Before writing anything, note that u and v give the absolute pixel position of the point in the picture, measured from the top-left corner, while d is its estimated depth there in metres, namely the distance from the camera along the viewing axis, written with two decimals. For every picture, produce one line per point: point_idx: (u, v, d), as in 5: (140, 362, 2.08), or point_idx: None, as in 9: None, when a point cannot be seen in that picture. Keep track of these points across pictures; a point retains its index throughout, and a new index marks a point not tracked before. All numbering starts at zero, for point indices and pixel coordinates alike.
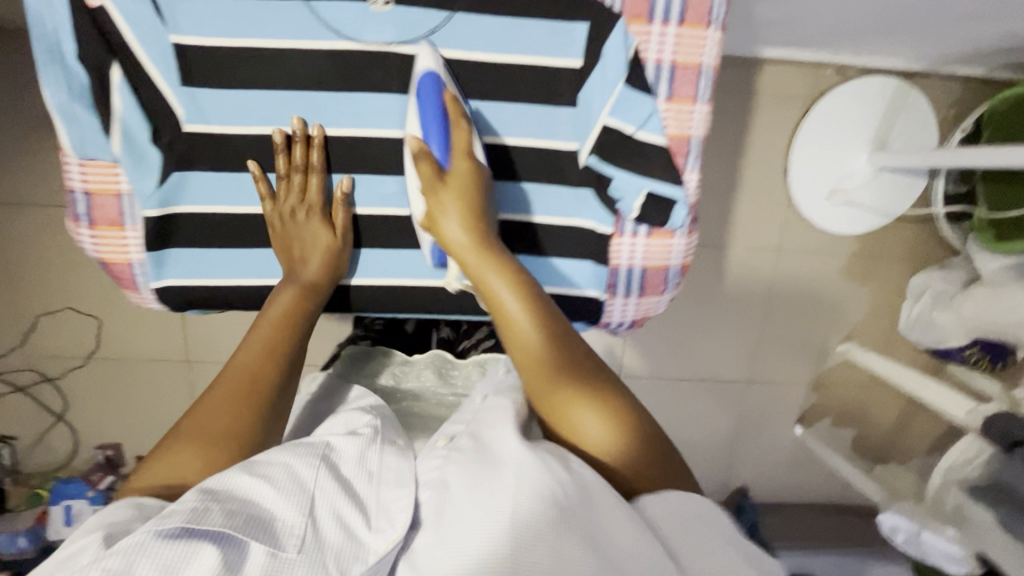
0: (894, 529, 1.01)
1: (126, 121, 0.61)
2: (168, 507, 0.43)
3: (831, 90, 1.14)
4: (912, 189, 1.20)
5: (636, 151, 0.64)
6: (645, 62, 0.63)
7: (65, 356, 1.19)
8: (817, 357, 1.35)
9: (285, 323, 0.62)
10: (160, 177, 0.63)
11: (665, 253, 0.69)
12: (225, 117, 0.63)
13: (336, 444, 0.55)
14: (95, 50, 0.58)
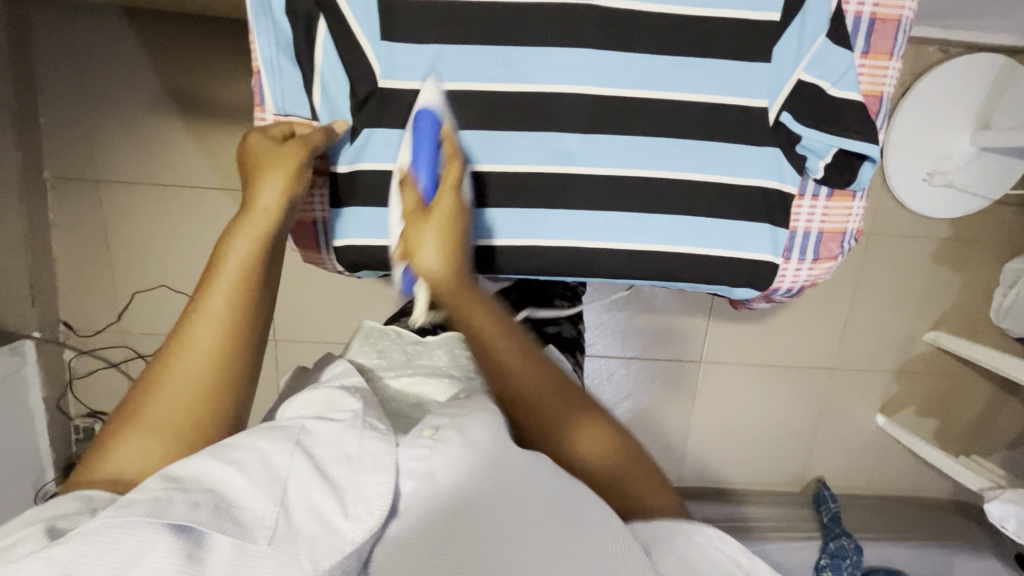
0: (1004, 517, 0.99)
1: (325, 79, 0.57)
2: (129, 496, 0.39)
3: (935, 68, 1.12)
4: (1016, 170, 1.16)
5: (832, 110, 0.57)
6: (845, 14, 0.57)
7: (159, 333, 1.21)
8: (902, 344, 1.33)
9: (246, 282, 0.51)
10: (351, 135, 0.58)
11: (845, 216, 0.63)
12: (414, 70, 0.56)
13: (314, 428, 0.48)
14: (305, 3, 0.55)
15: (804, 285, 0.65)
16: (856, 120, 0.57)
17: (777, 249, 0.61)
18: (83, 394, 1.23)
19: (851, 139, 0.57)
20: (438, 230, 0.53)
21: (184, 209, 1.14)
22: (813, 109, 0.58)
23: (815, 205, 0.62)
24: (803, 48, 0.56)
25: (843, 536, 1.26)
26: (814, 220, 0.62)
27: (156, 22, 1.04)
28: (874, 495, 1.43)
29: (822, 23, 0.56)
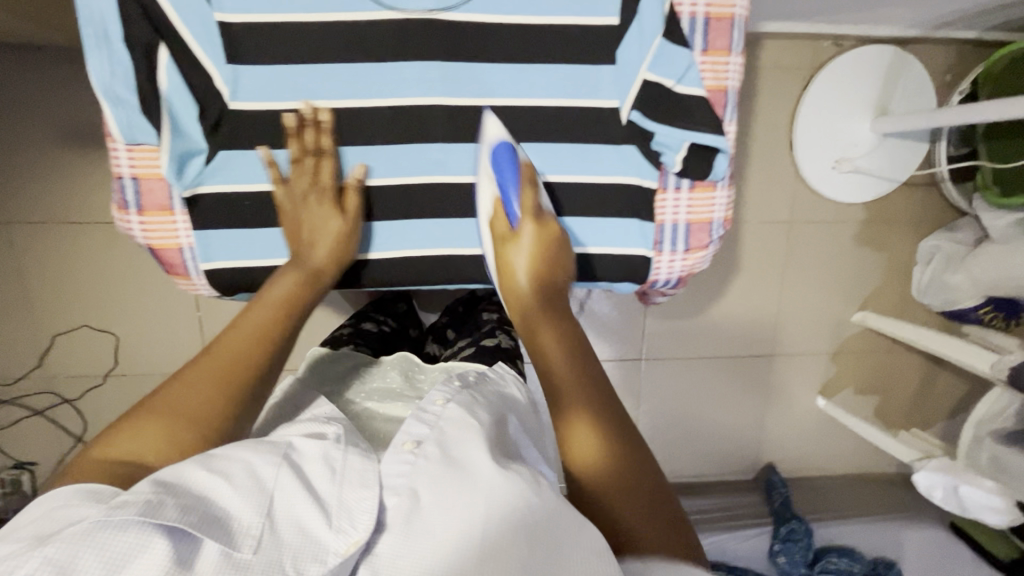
0: (931, 487, 1.02)
1: (173, 102, 0.57)
2: (119, 498, 0.40)
3: (830, 62, 1.17)
4: (916, 152, 1.22)
5: (681, 105, 0.59)
6: (679, 14, 0.59)
7: (85, 375, 1.18)
8: (834, 326, 1.37)
9: (286, 306, 0.59)
10: (206, 158, 0.59)
11: (708, 205, 0.64)
12: (271, 94, 0.58)
13: (299, 444, 0.52)
14: (142, 29, 0.54)
15: (683, 275, 0.67)
16: (702, 113, 0.59)
17: (647, 242, 0.64)
18: (9, 444, 1.18)
19: (702, 130, 0.59)
20: (504, 185, 0.62)
21: (102, 246, 1.11)
22: (660, 105, 0.60)
23: (677, 196, 0.64)
24: (642, 49, 0.58)
25: (793, 520, 1.28)
26: (679, 211, 0.64)
27: (57, 60, 1.02)
28: (823, 476, 1.46)
29: (656, 24, 0.58)
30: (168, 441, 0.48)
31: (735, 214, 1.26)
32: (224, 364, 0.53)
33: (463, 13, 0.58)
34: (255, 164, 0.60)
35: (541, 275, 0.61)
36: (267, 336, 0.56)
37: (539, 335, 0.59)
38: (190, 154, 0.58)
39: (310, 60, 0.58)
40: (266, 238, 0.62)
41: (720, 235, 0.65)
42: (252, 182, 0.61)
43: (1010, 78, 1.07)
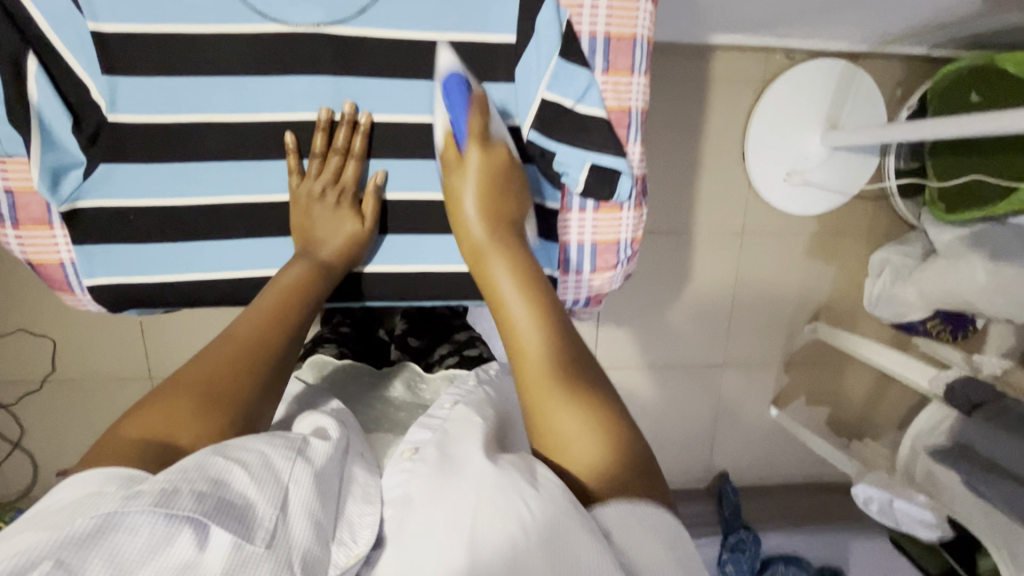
0: (867, 500, 1.02)
1: (44, 114, 0.53)
2: (134, 484, 0.37)
3: (780, 75, 1.18)
4: (865, 167, 1.23)
5: (579, 126, 0.59)
6: (579, 35, 0.58)
7: (21, 379, 1.15)
8: (786, 335, 1.38)
9: (290, 293, 0.57)
10: (85, 171, 0.55)
11: (614, 227, 0.64)
12: (156, 108, 0.55)
13: (315, 443, 0.47)
14: (10, 38, 0.50)
15: (591, 293, 0.67)
16: (602, 135, 0.58)
17: (551, 263, 0.64)
18: None
19: (600, 152, 0.59)
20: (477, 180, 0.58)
21: None
22: (559, 126, 0.59)
23: (580, 217, 0.63)
24: (539, 69, 0.58)
25: (741, 529, 1.29)
26: (584, 233, 0.64)
27: None
28: (776, 484, 1.47)
29: (552, 43, 0.57)
30: (200, 414, 0.45)
31: (688, 224, 1.26)
32: (256, 342, 0.52)
33: (359, 27, 0.57)
34: (140, 177, 0.57)
35: (515, 255, 0.57)
36: (285, 317, 0.55)
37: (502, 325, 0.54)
38: (67, 167, 0.55)
39: (198, 74, 0.55)
40: (151, 254, 0.59)
41: (627, 256, 0.64)
42: (135, 197, 0.57)
43: (954, 95, 1.07)
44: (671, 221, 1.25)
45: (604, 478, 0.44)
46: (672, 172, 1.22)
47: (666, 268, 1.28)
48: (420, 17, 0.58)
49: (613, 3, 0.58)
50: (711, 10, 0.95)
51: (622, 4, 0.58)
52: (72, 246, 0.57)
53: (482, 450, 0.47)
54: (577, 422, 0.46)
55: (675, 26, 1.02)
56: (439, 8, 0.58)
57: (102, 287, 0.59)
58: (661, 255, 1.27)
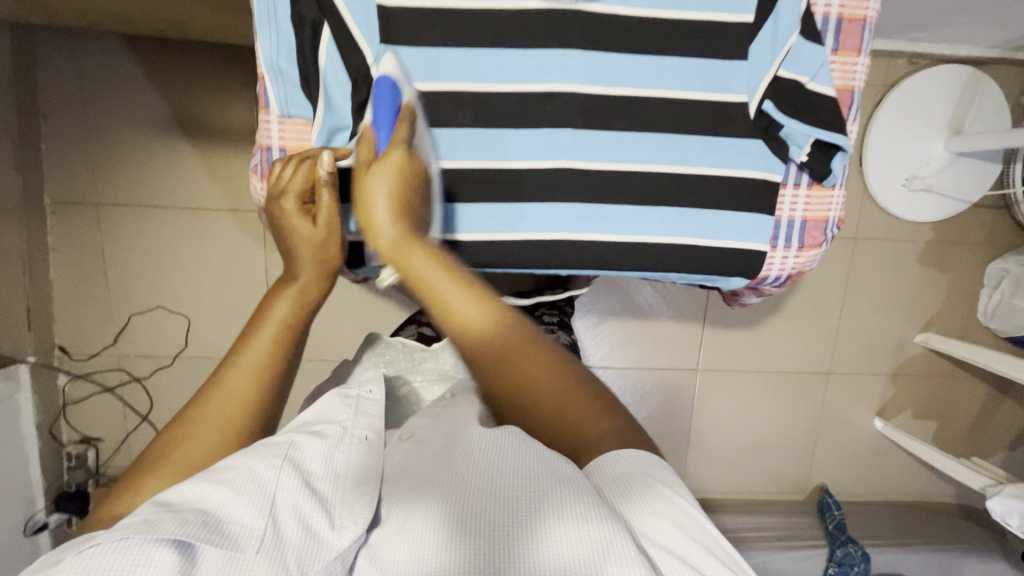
0: (1006, 513, 0.99)
1: (328, 79, 0.57)
2: (117, 522, 0.39)
3: (903, 79, 1.17)
4: (988, 175, 1.21)
5: (810, 103, 0.60)
6: (813, 14, 0.60)
7: (155, 355, 1.21)
8: (895, 346, 1.35)
9: (281, 340, 0.54)
10: (353, 133, 0.58)
11: (826, 204, 0.65)
12: (416, 77, 0.58)
13: (302, 443, 0.50)
14: (310, 9, 0.55)
15: (792, 272, 0.66)
16: (832, 112, 0.60)
17: (765, 237, 0.63)
18: (76, 419, 1.21)
19: (828, 130, 0.60)
20: (387, 182, 0.54)
21: (180, 229, 1.15)
22: (790, 101, 0.60)
23: (790, 193, 0.64)
24: (779, 43, 0.58)
25: (849, 543, 1.25)
26: (797, 208, 0.64)
27: (155, 51, 1.07)
28: (877, 500, 1.42)
29: (793, 22, 0.58)
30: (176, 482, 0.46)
31: None
32: (228, 408, 0.50)
33: (603, 4, 0.58)
34: None
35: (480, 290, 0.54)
36: (275, 365, 0.53)
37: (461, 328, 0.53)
38: (337, 129, 0.59)
39: (445, 45, 0.57)
40: None
41: (834, 234, 0.65)
42: None
43: None
44: None
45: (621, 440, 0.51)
46: None
47: None
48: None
49: None
50: None
51: None
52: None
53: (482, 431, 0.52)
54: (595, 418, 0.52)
55: None
56: None
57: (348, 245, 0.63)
58: None
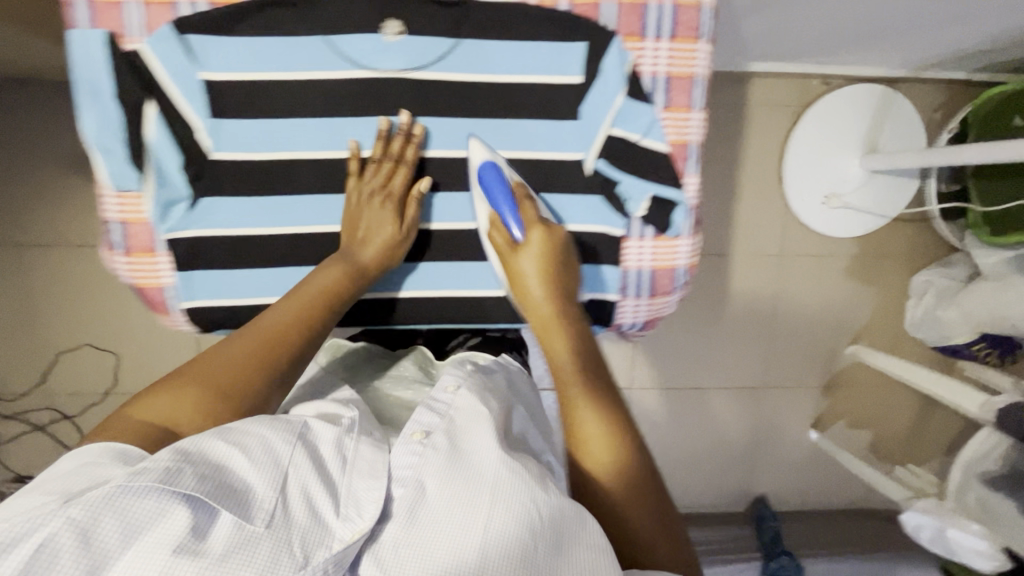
0: (918, 527, 1.01)
1: (158, 151, 0.61)
2: (141, 464, 0.41)
3: (818, 99, 1.20)
4: (905, 191, 1.23)
5: (643, 159, 0.67)
6: (641, 75, 0.66)
7: (85, 392, 1.20)
8: (827, 358, 1.36)
9: (323, 297, 0.62)
10: (189, 204, 0.63)
11: (672, 253, 0.70)
12: (258, 145, 0.62)
13: (314, 426, 0.52)
14: (133, 89, 0.59)
15: (648, 317, 0.72)
16: (662, 167, 0.67)
17: (612, 287, 0.70)
18: (8, 458, 1.21)
19: (660, 184, 0.67)
20: (538, 249, 0.63)
21: (103, 267, 1.15)
22: (620, 157, 0.67)
23: (636, 245, 0.70)
24: (605, 103, 0.66)
25: (783, 555, 1.27)
26: (643, 259, 0.70)
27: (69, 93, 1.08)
28: (818, 509, 1.44)
29: (620, 83, 0.65)
30: (200, 406, 0.50)
31: (725, 245, 1.27)
32: (264, 347, 0.56)
33: (437, 71, 0.64)
34: (235, 208, 0.63)
35: (576, 327, 0.62)
36: (313, 317, 0.60)
37: (551, 340, 0.62)
38: (173, 201, 0.63)
39: (292, 113, 0.62)
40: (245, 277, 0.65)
41: (682, 281, 0.70)
42: (229, 224, 0.64)
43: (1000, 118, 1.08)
44: (708, 245, 1.27)
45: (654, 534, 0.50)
46: (711, 194, 1.24)
47: (703, 289, 1.29)
48: (497, 63, 0.65)
49: (674, 46, 0.66)
50: (753, 45, 0.98)
51: (682, 46, 0.66)
52: (173, 270, 0.64)
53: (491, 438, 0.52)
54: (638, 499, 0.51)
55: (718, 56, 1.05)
56: (513, 56, 0.65)
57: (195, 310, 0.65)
58: (700, 276, 1.28)
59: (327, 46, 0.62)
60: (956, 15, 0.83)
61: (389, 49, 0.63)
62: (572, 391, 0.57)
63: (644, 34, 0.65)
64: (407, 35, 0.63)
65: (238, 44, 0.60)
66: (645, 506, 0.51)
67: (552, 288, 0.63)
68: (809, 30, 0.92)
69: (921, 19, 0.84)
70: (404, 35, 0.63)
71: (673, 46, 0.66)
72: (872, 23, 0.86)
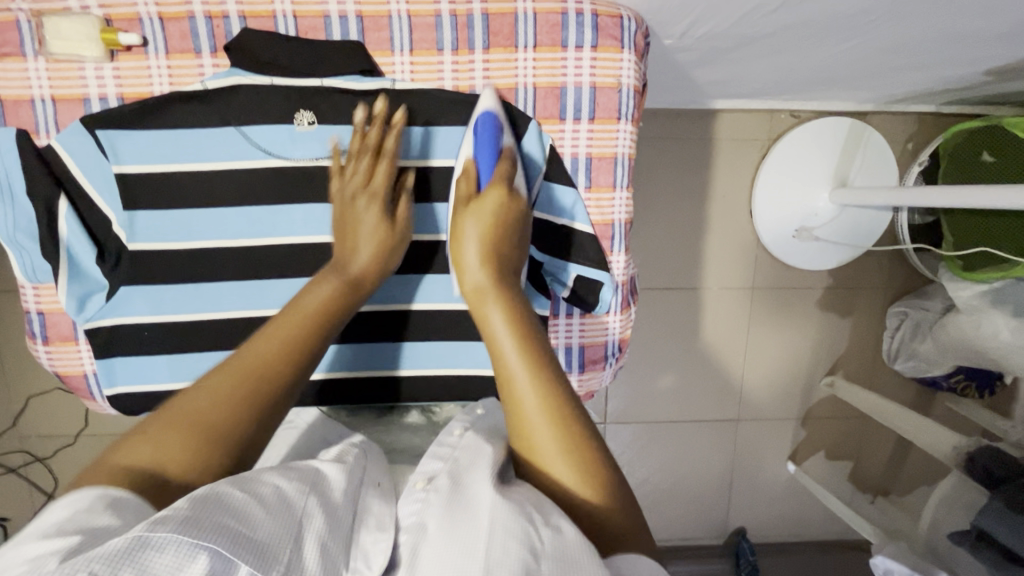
0: (888, 573, 0.96)
1: (72, 244, 0.62)
2: (161, 511, 0.36)
3: (787, 133, 1.18)
4: (877, 223, 1.22)
5: (569, 239, 0.69)
6: (562, 156, 0.68)
7: (56, 435, 1.21)
8: (804, 389, 1.35)
9: (314, 312, 0.57)
10: (107, 294, 0.64)
11: (601, 330, 0.73)
12: (178, 234, 0.63)
13: (327, 475, 0.49)
14: (44, 186, 0.60)
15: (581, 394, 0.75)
16: (586, 248, 0.68)
17: None
18: None
19: (585, 264, 0.68)
20: (479, 225, 0.62)
21: None
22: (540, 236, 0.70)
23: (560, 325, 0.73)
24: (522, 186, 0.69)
25: None
26: (571, 337, 0.73)
27: None
28: (798, 540, 1.42)
29: (536, 171, 0.68)
30: (194, 451, 0.44)
31: (697, 279, 1.26)
32: (251, 397, 0.49)
33: (352, 158, 0.65)
34: (154, 296, 0.64)
35: (513, 300, 0.59)
36: (308, 332, 0.56)
37: (482, 308, 0.58)
38: (91, 293, 0.64)
39: (212, 203, 0.63)
40: (166, 363, 0.66)
41: (612, 356, 0.73)
42: (146, 313, 0.65)
43: (967, 153, 1.06)
44: (679, 279, 1.26)
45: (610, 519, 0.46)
46: (680, 228, 1.23)
47: (676, 323, 1.28)
48: (413, 146, 0.67)
49: (593, 127, 0.66)
50: (713, 88, 0.97)
51: (602, 127, 0.66)
52: (92, 359, 0.67)
53: (491, 477, 0.47)
54: (574, 468, 0.48)
55: (681, 95, 1.03)
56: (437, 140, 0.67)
57: (118, 395, 0.66)
58: (671, 310, 1.27)
59: (241, 136, 0.63)
60: (917, 62, 0.81)
61: (303, 139, 0.64)
62: (495, 338, 0.56)
63: (563, 116, 0.66)
64: (319, 124, 0.64)
65: (156, 135, 0.61)
66: (593, 463, 0.49)
67: (488, 255, 0.61)
68: (767, 76, 0.90)
69: (880, 65, 0.82)
70: (316, 125, 0.64)
71: (592, 127, 0.66)
72: (830, 69, 0.84)
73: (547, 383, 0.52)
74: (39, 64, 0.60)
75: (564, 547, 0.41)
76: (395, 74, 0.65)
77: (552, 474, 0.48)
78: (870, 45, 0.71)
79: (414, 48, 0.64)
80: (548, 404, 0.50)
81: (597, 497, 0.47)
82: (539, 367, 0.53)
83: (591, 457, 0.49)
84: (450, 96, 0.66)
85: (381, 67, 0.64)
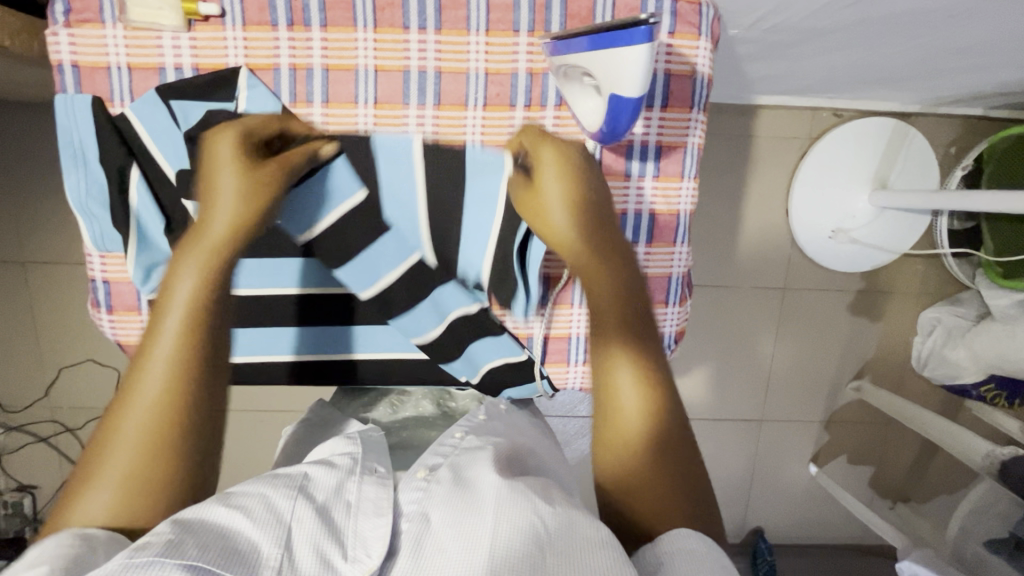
0: None
1: (141, 214, 0.63)
2: (140, 539, 0.39)
3: (828, 132, 1.17)
4: (915, 226, 1.21)
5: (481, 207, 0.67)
6: (631, 142, 0.67)
7: (86, 407, 1.22)
8: (829, 393, 1.34)
9: (196, 308, 0.52)
10: None
11: (659, 322, 0.72)
12: None
13: (314, 475, 0.51)
14: (117, 154, 0.61)
15: None
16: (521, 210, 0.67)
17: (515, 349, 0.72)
18: (14, 469, 1.24)
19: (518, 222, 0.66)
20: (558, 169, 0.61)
21: None
22: None
23: None
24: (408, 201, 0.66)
25: None
26: None
27: None
28: (813, 542, 1.43)
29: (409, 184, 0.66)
30: (138, 488, 0.46)
31: (728, 277, 1.25)
32: (175, 404, 0.49)
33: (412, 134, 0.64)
34: None
35: (614, 254, 0.60)
36: (203, 317, 0.52)
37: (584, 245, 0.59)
38: (157, 264, 0.64)
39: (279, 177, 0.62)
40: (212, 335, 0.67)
41: (670, 348, 0.73)
42: None
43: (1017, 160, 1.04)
44: (711, 277, 1.25)
45: (661, 498, 0.49)
46: (714, 225, 1.22)
47: (704, 321, 1.27)
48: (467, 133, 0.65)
49: (665, 116, 0.66)
50: (761, 84, 0.96)
51: (674, 116, 0.66)
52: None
53: (493, 470, 0.50)
54: (638, 438, 0.51)
55: (726, 90, 1.02)
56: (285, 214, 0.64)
57: None
58: (700, 308, 1.26)
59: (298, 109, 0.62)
60: (978, 64, 0.79)
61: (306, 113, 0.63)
62: (595, 289, 0.58)
63: None
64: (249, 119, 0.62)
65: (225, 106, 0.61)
66: (670, 460, 0.51)
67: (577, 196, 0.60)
68: (817, 74, 0.89)
69: (941, 66, 0.81)
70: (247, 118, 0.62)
71: (665, 114, 0.66)
72: (886, 68, 0.83)
73: (636, 367, 0.55)
74: (117, 31, 0.60)
75: (571, 530, 0.43)
76: (469, 58, 0.64)
77: (619, 439, 0.52)
78: (934, 45, 0.70)
79: (490, 28, 0.63)
80: (629, 356, 0.55)
81: (653, 506, 0.49)
82: (630, 322, 0.57)
83: (663, 434, 0.52)
84: (524, 80, 0.65)
85: (455, 46, 0.64)
